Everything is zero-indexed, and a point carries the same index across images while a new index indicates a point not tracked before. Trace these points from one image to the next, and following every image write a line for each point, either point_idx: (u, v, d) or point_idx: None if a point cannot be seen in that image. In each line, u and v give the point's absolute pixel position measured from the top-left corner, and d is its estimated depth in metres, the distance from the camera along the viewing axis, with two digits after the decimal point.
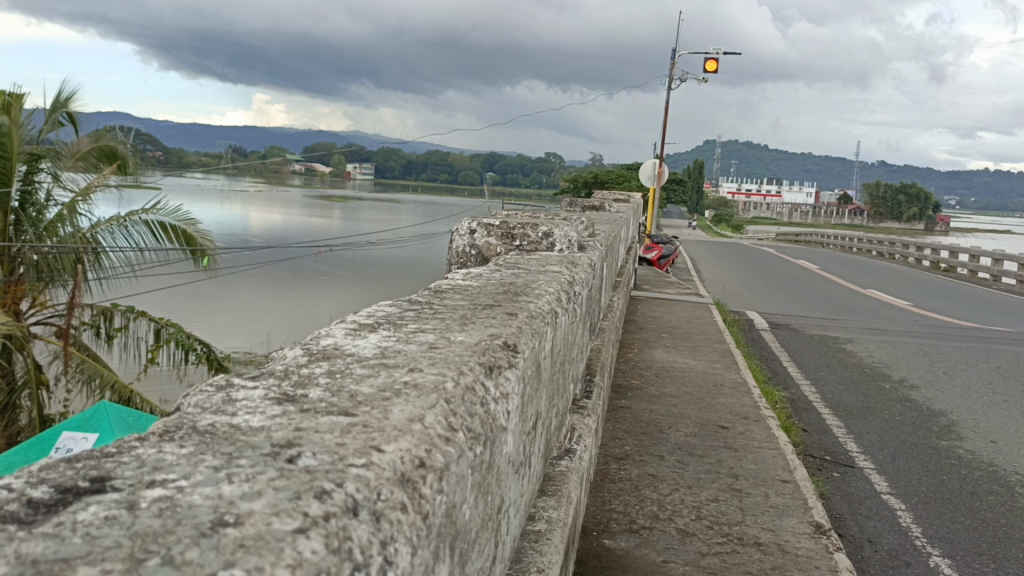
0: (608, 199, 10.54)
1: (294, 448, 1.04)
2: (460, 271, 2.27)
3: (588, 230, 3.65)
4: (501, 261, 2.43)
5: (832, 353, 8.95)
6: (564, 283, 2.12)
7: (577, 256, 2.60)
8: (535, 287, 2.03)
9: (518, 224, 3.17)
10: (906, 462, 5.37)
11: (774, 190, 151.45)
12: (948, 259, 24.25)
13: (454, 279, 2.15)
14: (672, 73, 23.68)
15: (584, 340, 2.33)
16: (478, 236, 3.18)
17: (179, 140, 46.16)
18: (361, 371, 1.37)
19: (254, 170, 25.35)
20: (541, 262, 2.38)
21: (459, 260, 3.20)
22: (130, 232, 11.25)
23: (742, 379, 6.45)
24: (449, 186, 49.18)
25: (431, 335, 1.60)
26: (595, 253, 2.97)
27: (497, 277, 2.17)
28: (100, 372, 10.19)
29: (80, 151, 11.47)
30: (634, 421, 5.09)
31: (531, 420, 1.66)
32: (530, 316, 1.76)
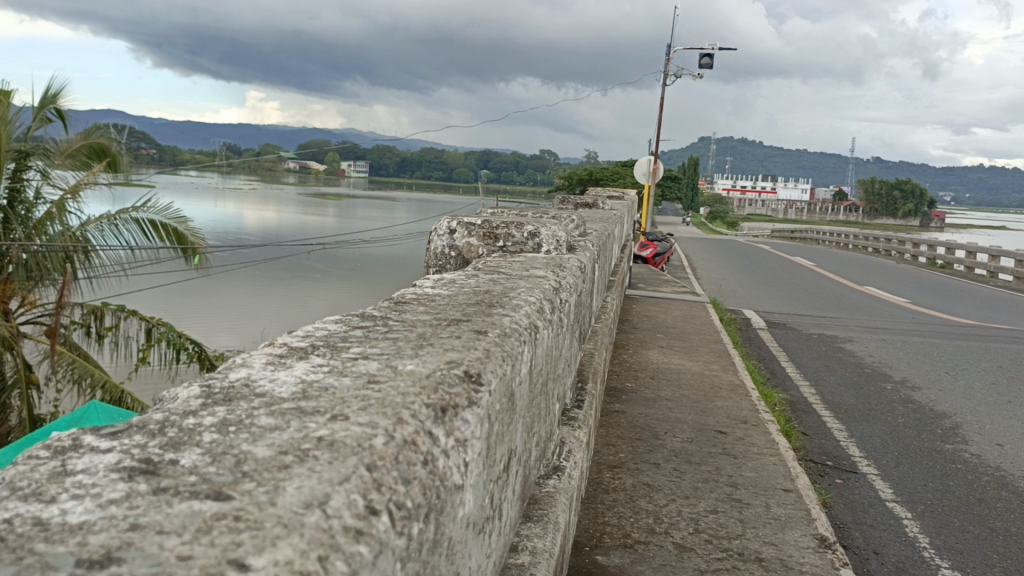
0: (602, 197, 10.38)
1: (113, 566, 0.81)
2: (431, 278, 2.07)
3: (579, 229, 3.46)
4: (481, 265, 2.25)
5: (831, 353, 8.77)
6: (548, 292, 1.92)
7: (566, 258, 2.41)
8: (515, 296, 1.84)
9: (501, 223, 2.98)
10: (911, 467, 5.19)
11: (770, 186, 151.62)
12: (946, 255, 24.10)
13: (419, 289, 1.94)
14: (668, 68, 23.52)
15: (571, 351, 2.14)
16: (458, 236, 2.97)
17: (173, 138, 45.80)
18: (270, 418, 1.20)
19: (247, 167, 25.07)
20: (522, 267, 2.18)
21: (437, 263, 2.97)
22: (120, 230, 11.03)
23: (740, 381, 6.27)
24: (445, 183, 48.95)
25: (375, 365, 1.42)
26: (585, 254, 2.78)
27: (471, 287, 1.97)
28: (91, 371, 10.01)
29: (70, 149, 11.22)
30: (628, 426, 4.90)
31: (500, 460, 1.48)
32: (502, 335, 1.57)
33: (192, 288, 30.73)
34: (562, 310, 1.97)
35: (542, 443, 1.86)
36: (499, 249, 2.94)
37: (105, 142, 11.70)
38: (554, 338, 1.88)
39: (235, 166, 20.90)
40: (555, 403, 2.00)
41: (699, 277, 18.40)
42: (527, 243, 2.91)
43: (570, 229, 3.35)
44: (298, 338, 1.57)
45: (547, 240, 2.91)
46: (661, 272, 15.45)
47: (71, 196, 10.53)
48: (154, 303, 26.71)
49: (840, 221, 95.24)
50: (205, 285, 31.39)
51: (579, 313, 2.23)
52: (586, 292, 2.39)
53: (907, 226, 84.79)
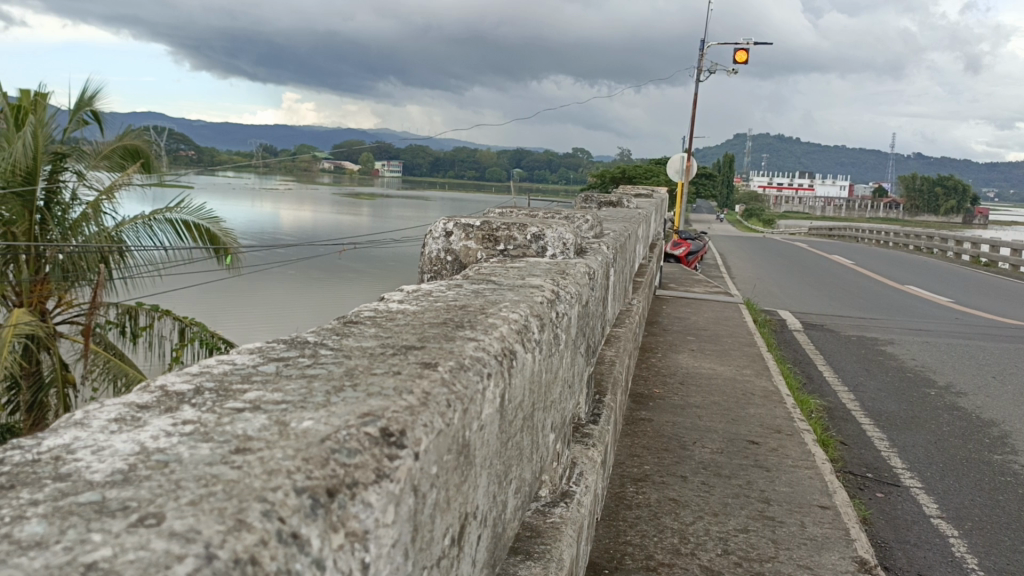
0: (630, 195, 10.13)
1: None
2: (407, 289, 1.87)
3: (594, 230, 3.25)
4: (473, 273, 2.05)
5: (871, 356, 8.44)
6: (536, 304, 1.70)
7: (571, 263, 2.19)
8: (492, 313, 1.62)
9: (501, 225, 2.78)
10: (958, 480, 4.88)
11: (805, 184, 151.56)
12: (987, 253, 23.58)
13: (380, 305, 1.72)
14: (701, 65, 23.26)
15: (570, 370, 1.91)
16: (454, 239, 2.75)
17: (212, 140, 46.53)
18: (39, 517, 0.85)
19: (283, 167, 25.27)
20: (512, 277, 1.97)
21: (432, 268, 2.76)
22: (154, 231, 11.11)
23: (775, 388, 5.97)
24: (478, 182, 49.16)
25: (255, 422, 1.11)
26: (594, 257, 2.57)
27: (446, 301, 1.75)
28: (125, 370, 9.85)
29: (106, 150, 11.28)
30: (655, 436, 4.66)
31: (434, 539, 1.18)
32: (455, 367, 1.32)
33: (228, 287, 31.08)
34: (556, 325, 1.75)
35: (523, 480, 1.62)
36: (501, 252, 2.74)
37: (139, 143, 11.69)
38: (543, 360, 1.66)
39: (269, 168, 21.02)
40: (549, 431, 1.78)
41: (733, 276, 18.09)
42: (529, 246, 2.73)
43: (584, 230, 3.14)
44: (177, 380, 1.28)
45: (552, 242, 2.71)
46: (694, 272, 15.15)
47: (106, 197, 10.51)
48: (192, 302, 27.04)
49: (880, 219, 93.69)
50: (242, 284, 31.74)
51: (584, 325, 2.01)
52: (596, 300, 2.17)
53: (948, 223, 83.23)
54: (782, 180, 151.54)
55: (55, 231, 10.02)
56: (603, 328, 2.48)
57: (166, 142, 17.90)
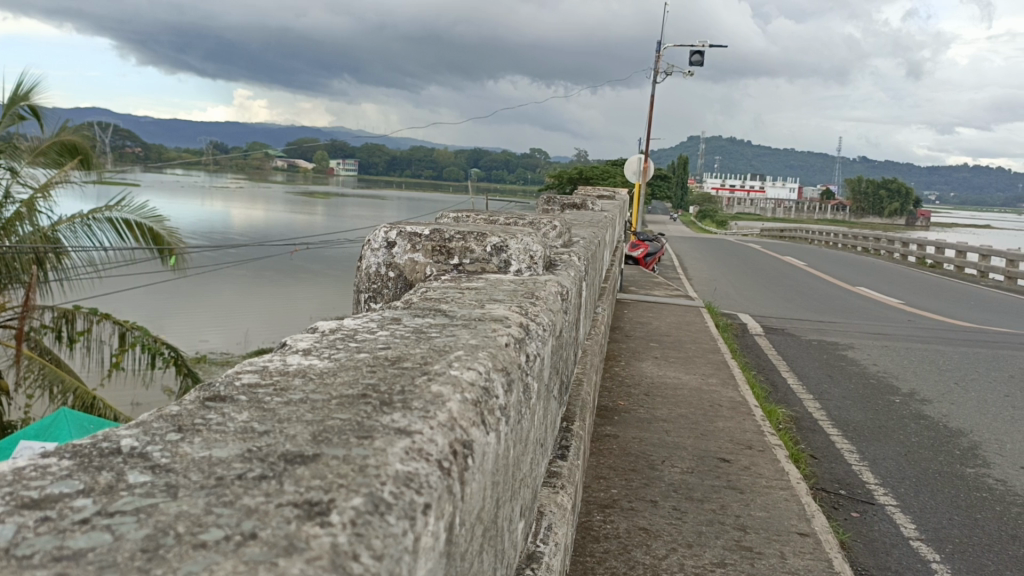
0: (589, 195, 9.83)
1: None
2: (328, 333, 1.48)
3: (562, 237, 2.93)
4: (417, 300, 1.69)
5: (833, 362, 8.26)
6: (495, 358, 1.32)
7: (539, 282, 1.85)
8: (431, 379, 1.20)
9: (454, 234, 2.44)
10: (932, 496, 4.67)
11: (757, 186, 151.44)
12: (933, 255, 23.84)
13: (271, 379, 1.24)
14: (657, 66, 23.16)
15: (538, 426, 1.54)
16: (398, 251, 2.43)
17: (160, 138, 45.23)
18: None
19: (234, 165, 24.54)
20: (466, 308, 1.62)
21: (372, 286, 2.45)
22: (93, 230, 10.43)
23: (742, 398, 5.71)
24: (434, 181, 48.53)
25: None
26: (564, 275, 2.27)
27: (370, 360, 1.32)
28: (61, 377, 9.27)
29: (41, 146, 10.61)
30: (621, 455, 4.36)
31: None
32: (360, 522, 0.82)
33: (177, 287, 30.15)
34: (526, 373, 1.41)
35: None
36: (455, 266, 2.42)
37: (78, 139, 10.91)
38: (507, 434, 1.26)
39: (219, 166, 20.34)
40: (515, 515, 1.44)
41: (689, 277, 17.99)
42: (489, 259, 2.40)
43: (551, 238, 2.82)
44: None
45: (516, 255, 2.38)
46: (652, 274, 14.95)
47: (42, 194, 9.89)
48: (137, 304, 26.09)
49: (829, 220, 95.32)
50: (191, 285, 30.85)
51: (557, 361, 1.69)
52: (568, 326, 1.84)
53: (894, 226, 84.72)
54: (734, 181, 151.55)
55: None
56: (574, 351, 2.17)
57: (109, 137, 17.15)
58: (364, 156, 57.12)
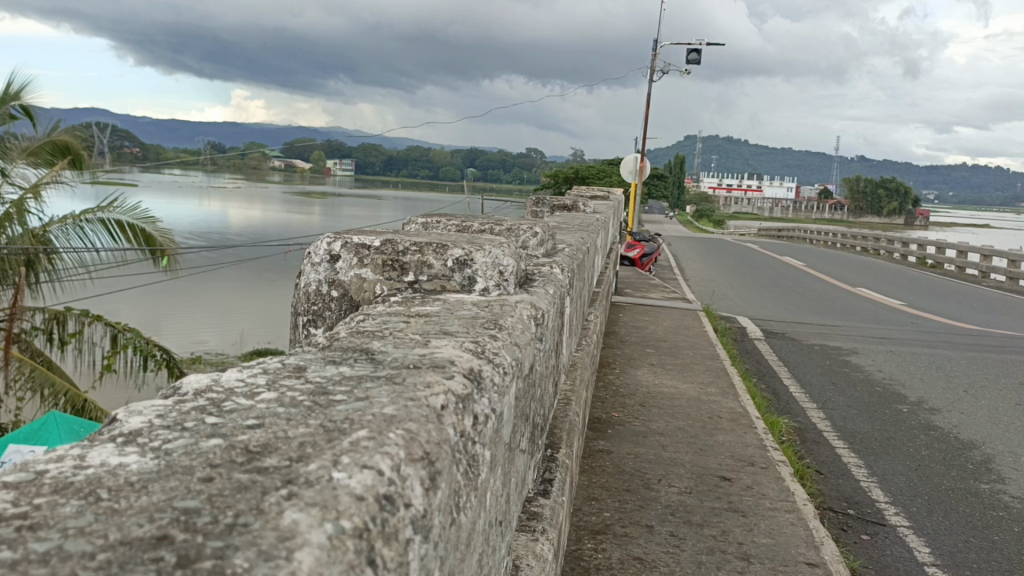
0: (584, 197, 9.55)
1: None
2: (181, 405, 1.08)
3: (544, 246, 2.68)
4: (341, 339, 1.41)
5: (836, 368, 8.00)
6: (406, 455, 0.94)
7: (501, 314, 1.60)
8: (281, 507, 0.79)
9: (406, 247, 2.12)
10: (946, 516, 4.41)
11: (755, 185, 151.42)
12: (933, 255, 23.64)
13: (28, 504, 0.78)
14: (654, 65, 22.95)
15: (481, 517, 1.20)
16: (341, 266, 2.12)
17: (157, 137, 44.93)
18: None
19: (231, 165, 24.28)
20: (402, 347, 1.34)
21: (310, 306, 2.14)
22: (85, 232, 10.16)
23: (743, 409, 5.45)
24: (431, 181, 48.17)
25: None
26: (539, 295, 1.98)
27: (220, 455, 0.91)
28: (52, 380, 8.95)
29: (31, 146, 10.36)
30: (614, 472, 4.10)
31: None
32: None
33: (172, 288, 29.81)
34: (451, 463, 1.04)
35: None
36: (410, 284, 2.11)
37: (70, 139, 10.75)
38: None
39: (213, 165, 20.04)
40: None
41: (687, 279, 17.74)
42: (450, 275, 2.11)
43: (529, 248, 2.58)
44: None
45: (483, 269, 2.09)
46: (649, 276, 14.71)
47: (32, 194, 9.56)
48: (132, 304, 25.80)
49: (827, 219, 95.16)
50: (187, 285, 30.56)
51: (517, 411, 1.43)
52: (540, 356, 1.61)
53: (891, 226, 84.56)
54: (733, 181, 151.51)
55: None
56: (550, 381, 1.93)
57: (104, 137, 16.91)
58: (361, 156, 56.74)
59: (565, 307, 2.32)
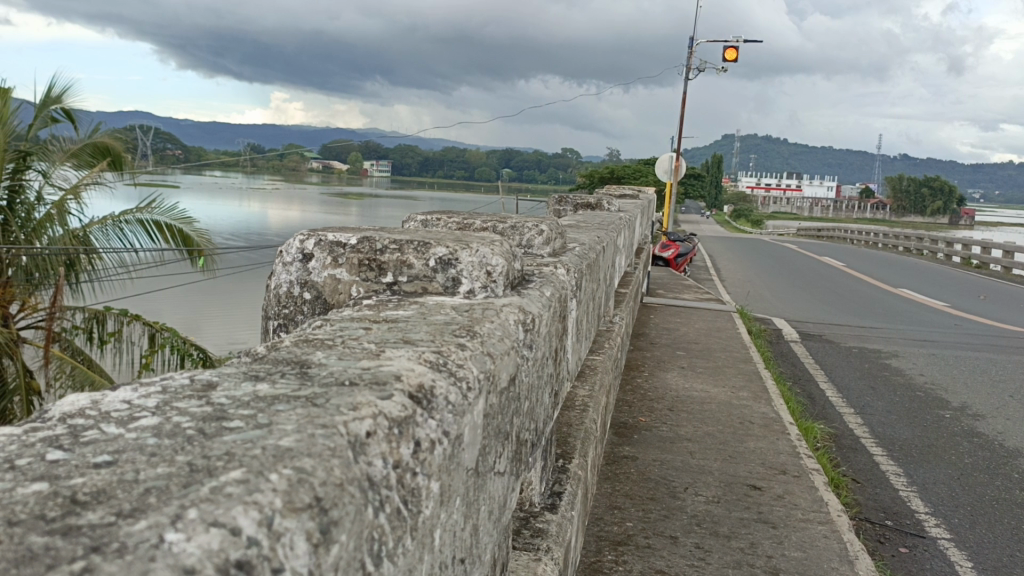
0: (615, 197, 9.41)
1: None
2: (30, 434, 0.94)
3: (553, 246, 2.57)
4: (279, 354, 1.29)
5: (876, 371, 7.74)
6: (286, 504, 0.79)
7: (475, 325, 1.49)
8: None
9: (387, 244, 1.97)
10: (989, 528, 4.19)
11: (793, 185, 151.62)
12: (978, 255, 23.05)
13: None
14: (690, 63, 22.73)
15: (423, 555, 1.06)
16: (315, 266, 1.99)
17: (199, 140, 45.65)
18: None
19: (270, 167, 24.49)
20: (348, 359, 1.24)
21: (281, 309, 2.01)
22: (125, 232, 10.30)
23: (775, 414, 5.26)
24: (468, 181, 48.38)
25: None
26: (531, 300, 1.85)
27: (30, 508, 0.75)
28: (92, 378, 8.83)
29: (72, 148, 10.43)
30: (639, 480, 3.94)
31: None
32: None
33: (214, 288, 30.22)
34: (360, 506, 0.90)
35: None
36: (388, 285, 1.96)
37: (110, 140, 10.76)
38: None
39: (253, 166, 20.24)
40: None
41: (723, 280, 17.45)
42: (432, 276, 1.95)
43: (536, 247, 2.48)
44: None
45: (468, 270, 1.93)
46: (684, 276, 14.51)
47: (72, 195, 9.64)
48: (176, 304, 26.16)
49: (869, 219, 93.39)
50: (229, 285, 30.97)
51: (482, 430, 1.29)
52: (515, 367, 1.48)
53: (934, 226, 82.96)
54: (771, 180, 151.61)
55: (19, 232, 9.26)
56: (548, 390, 1.80)
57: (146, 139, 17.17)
58: (397, 157, 56.93)
59: (569, 310, 2.21)
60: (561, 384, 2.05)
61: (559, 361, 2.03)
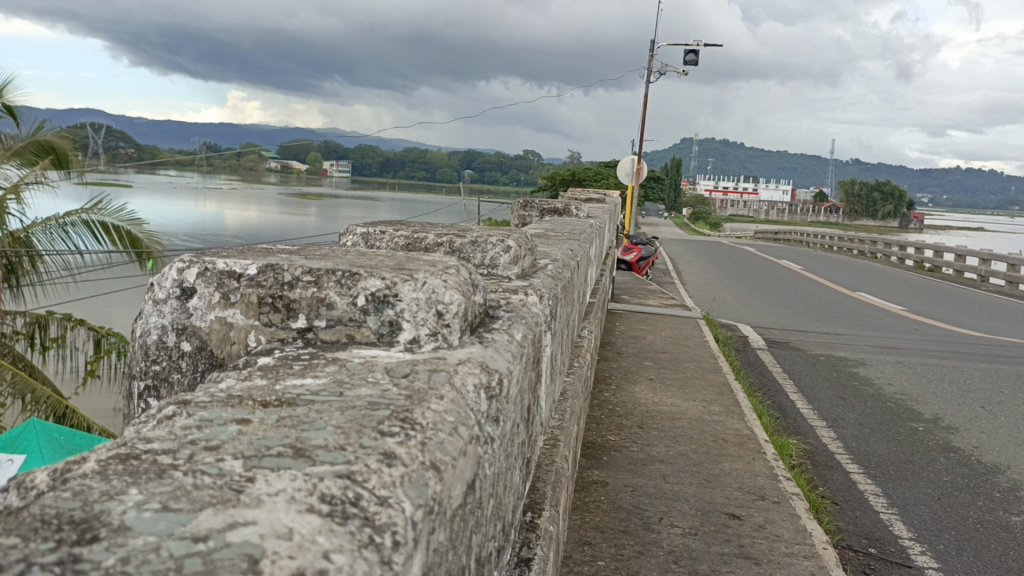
0: (579, 200, 9.12)
1: None
2: None
3: (520, 265, 2.25)
4: (45, 507, 0.86)
5: (844, 381, 7.53)
6: None
7: (408, 410, 1.16)
8: None
9: (297, 273, 1.63)
10: (977, 555, 3.94)
11: (751, 189, 151.59)
12: (931, 258, 23.19)
13: None
14: (652, 65, 22.58)
15: None
16: (199, 311, 1.72)
17: (152, 137, 44.43)
18: None
19: (227, 167, 23.79)
20: (176, 514, 0.85)
21: (157, 355, 1.79)
22: (70, 234, 9.55)
23: (749, 430, 4.99)
24: (427, 183, 47.58)
25: None
26: (489, 351, 1.52)
27: None
28: (34, 385, 8.23)
29: (15, 146, 9.81)
30: (610, 510, 3.62)
31: None
32: None
33: None
34: None
35: None
36: (299, 331, 1.62)
37: (56, 139, 10.13)
38: None
39: (208, 165, 19.55)
40: None
41: (685, 283, 17.29)
42: (361, 319, 1.58)
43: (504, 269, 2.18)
44: None
45: (410, 311, 1.57)
46: (647, 281, 14.25)
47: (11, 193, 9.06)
48: (126, 306, 25.20)
49: (825, 222, 94.55)
50: None
51: None
52: (465, 470, 1.15)
53: (887, 228, 84.19)
54: (729, 183, 151.63)
55: None
56: (510, 455, 1.48)
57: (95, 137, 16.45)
58: (357, 158, 56.03)
59: (543, 347, 1.89)
60: (532, 444, 1.72)
61: (531, 417, 1.70)
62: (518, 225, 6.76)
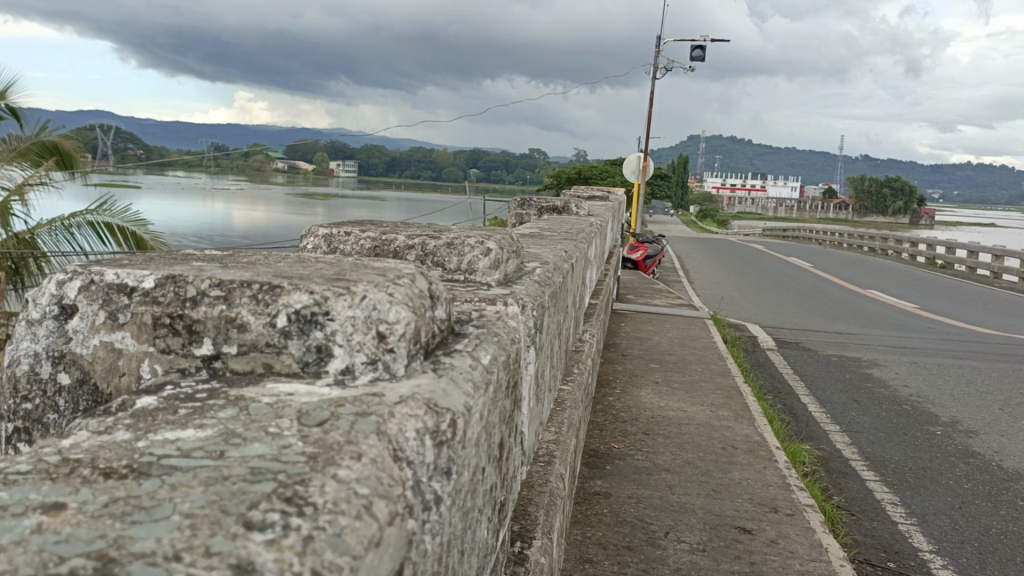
0: (583, 199, 8.93)
1: None
2: None
3: (501, 271, 2.08)
4: None
5: (858, 383, 7.31)
6: None
7: (302, 484, 0.95)
8: None
9: (196, 286, 1.43)
10: (1002, 569, 3.74)
11: (759, 186, 151.51)
12: (943, 255, 22.90)
13: None
14: (659, 61, 22.37)
15: None
16: (77, 330, 1.50)
17: (160, 138, 44.47)
18: None
19: (234, 166, 23.72)
20: None
21: (26, 388, 1.56)
22: (75, 236, 9.42)
23: (760, 436, 4.80)
24: (434, 183, 47.55)
25: None
26: (440, 381, 1.32)
27: None
28: None
29: (19, 146, 9.65)
30: (614, 524, 3.44)
31: None
32: None
33: None
34: None
35: None
36: (204, 360, 1.39)
37: (61, 139, 9.99)
38: None
39: (216, 165, 19.46)
40: None
41: (694, 282, 17.10)
42: (284, 343, 1.37)
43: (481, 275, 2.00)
44: None
45: (345, 332, 1.37)
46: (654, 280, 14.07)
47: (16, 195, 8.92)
48: None
49: (833, 219, 94.09)
50: None
51: None
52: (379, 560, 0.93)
53: (896, 224, 83.75)
54: (736, 181, 151.59)
55: None
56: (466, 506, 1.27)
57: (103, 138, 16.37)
58: (364, 158, 56.00)
59: (523, 366, 1.71)
60: (504, 484, 1.52)
61: (503, 449, 1.52)
62: (514, 223, 6.58)
